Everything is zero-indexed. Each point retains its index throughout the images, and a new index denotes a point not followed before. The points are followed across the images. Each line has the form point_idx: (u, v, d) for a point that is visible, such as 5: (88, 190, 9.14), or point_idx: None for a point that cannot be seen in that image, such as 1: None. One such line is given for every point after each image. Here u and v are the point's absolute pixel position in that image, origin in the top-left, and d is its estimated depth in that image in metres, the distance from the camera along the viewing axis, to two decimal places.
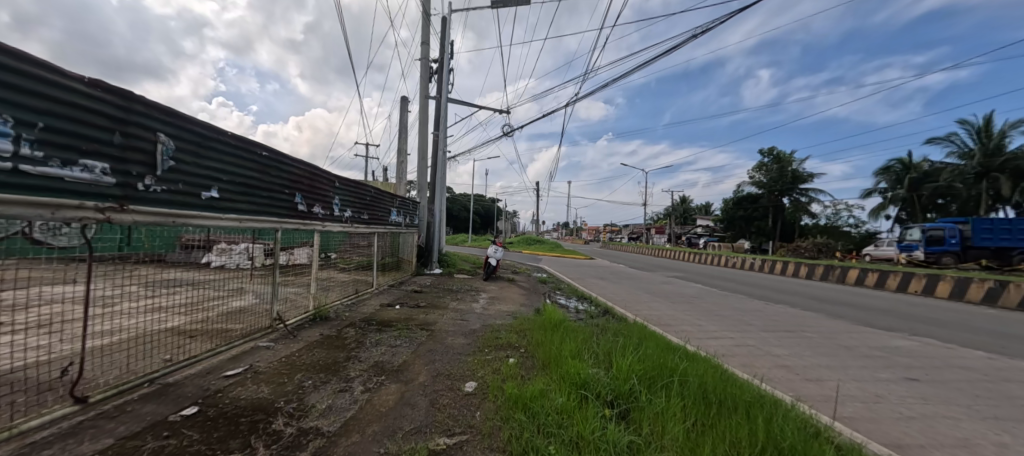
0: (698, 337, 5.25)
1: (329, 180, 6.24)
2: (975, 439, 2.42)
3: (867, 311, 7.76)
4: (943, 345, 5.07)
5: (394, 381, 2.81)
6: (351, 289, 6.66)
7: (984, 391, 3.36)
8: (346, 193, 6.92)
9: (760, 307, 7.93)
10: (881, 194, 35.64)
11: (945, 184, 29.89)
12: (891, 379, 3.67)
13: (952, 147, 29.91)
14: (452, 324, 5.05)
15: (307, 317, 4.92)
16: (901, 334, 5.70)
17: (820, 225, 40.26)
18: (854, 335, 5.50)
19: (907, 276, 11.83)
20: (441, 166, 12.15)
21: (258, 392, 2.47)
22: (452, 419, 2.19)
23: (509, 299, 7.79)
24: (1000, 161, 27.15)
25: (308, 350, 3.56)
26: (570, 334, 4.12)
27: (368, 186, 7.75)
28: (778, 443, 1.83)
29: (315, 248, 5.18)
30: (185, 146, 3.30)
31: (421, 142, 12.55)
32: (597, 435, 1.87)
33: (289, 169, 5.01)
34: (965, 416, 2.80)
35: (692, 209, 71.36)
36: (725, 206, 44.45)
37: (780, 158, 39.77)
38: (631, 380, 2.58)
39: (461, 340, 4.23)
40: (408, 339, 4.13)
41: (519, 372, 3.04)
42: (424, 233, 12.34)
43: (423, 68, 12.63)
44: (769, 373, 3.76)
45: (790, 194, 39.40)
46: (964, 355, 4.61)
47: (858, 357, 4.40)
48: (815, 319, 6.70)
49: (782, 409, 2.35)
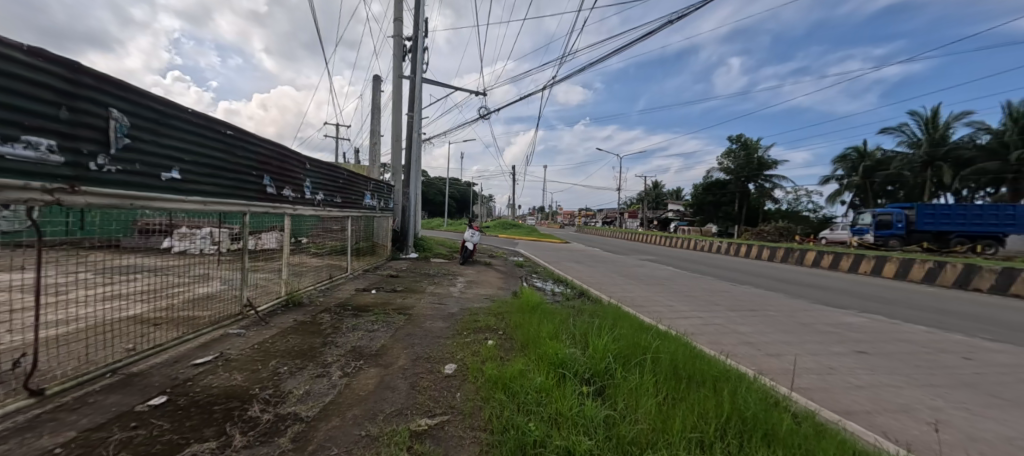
0: (669, 317, 5.49)
1: (298, 162, 5.93)
2: (914, 404, 2.67)
3: (825, 291, 8.24)
4: (887, 321, 5.52)
5: (374, 365, 2.81)
6: (325, 274, 6.55)
7: (923, 361, 3.70)
8: (318, 176, 6.66)
9: (726, 288, 8.36)
10: (839, 180, 37.65)
11: (895, 172, 31.81)
12: (843, 352, 3.97)
13: (903, 137, 31.75)
14: (430, 308, 5.06)
15: (279, 303, 4.78)
16: (852, 311, 6.13)
17: (782, 210, 42.42)
18: (812, 314, 5.87)
19: (858, 258, 12.63)
20: (416, 149, 11.91)
21: (231, 380, 2.43)
22: (433, 400, 2.23)
23: (486, 283, 7.87)
24: (943, 151, 28.92)
25: (283, 336, 3.50)
26: (548, 316, 4.20)
27: (340, 168, 7.51)
28: (743, 412, 1.95)
29: (286, 232, 5.00)
30: (144, 124, 3.10)
31: (393, 125, 12.18)
32: (575, 411, 1.94)
33: (255, 149, 4.76)
34: (906, 384, 3.07)
35: (664, 194, 73.66)
36: (695, 192, 45.78)
37: (748, 146, 41.20)
38: (607, 358, 2.68)
39: (440, 323, 4.24)
40: (386, 323, 4.12)
41: (497, 353, 3.10)
42: (400, 217, 12.15)
43: (397, 46, 12.14)
44: (735, 349, 4.00)
45: (755, 181, 41.01)
46: (906, 330, 5.01)
47: (814, 333, 4.73)
48: (777, 299, 7.10)
49: (746, 382, 2.50)
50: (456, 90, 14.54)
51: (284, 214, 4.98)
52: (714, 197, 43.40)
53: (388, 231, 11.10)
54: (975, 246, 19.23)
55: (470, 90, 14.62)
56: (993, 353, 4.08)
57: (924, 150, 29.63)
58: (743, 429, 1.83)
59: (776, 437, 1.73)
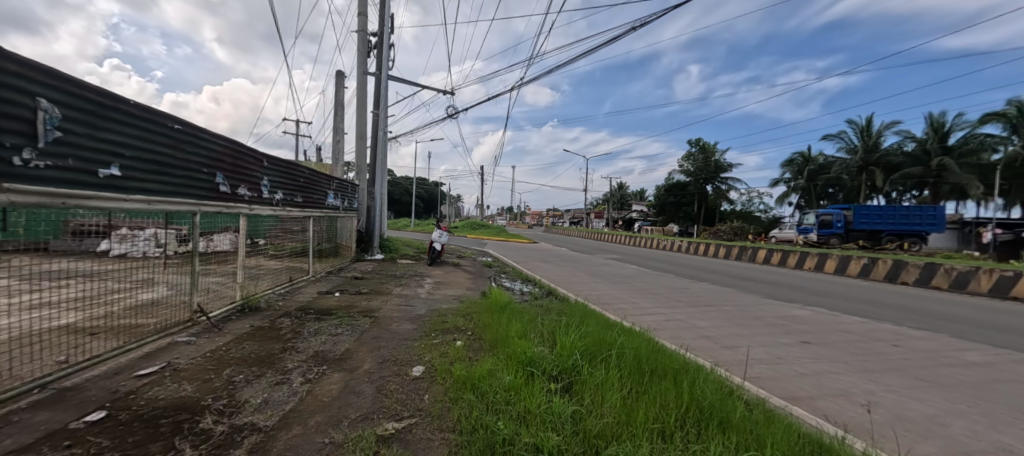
0: (634, 313, 5.67)
1: (254, 159, 5.62)
2: (850, 389, 2.91)
3: (776, 286, 8.81)
4: (828, 313, 5.98)
5: (338, 370, 2.73)
6: (284, 276, 6.26)
7: (858, 349, 4.04)
8: (276, 174, 6.34)
9: (686, 285, 8.75)
10: (786, 183, 40.33)
11: (836, 176, 34.50)
12: (790, 343, 4.26)
13: (842, 144, 34.49)
14: (395, 310, 4.96)
15: (233, 308, 4.52)
16: (798, 305, 6.59)
17: (737, 211, 44.90)
18: (763, 308, 6.26)
19: (803, 255, 13.61)
20: (381, 147, 11.63)
21: (180, 391, 2.27)
22: (400, 403, 2.19)
23: (454, 283, 7.82)
24: (876, 157, 31.68)
25: (238, 343, 3.32)
26: (516, 316, 4.23)
27: (301, 167, 7.20)
28: (700, 402, 2.05)
29: (242, 233, 4.76)
30: (79, 117, 2.84)
31: (358, 122, 11.84)
32: (542, 409, 1.96)
33: (206, 145, 4.46)
34: (845, 370, 3.34)
35: (629, 195, 76.20)
36: (657, 193, 47.46)
37: (706, 149, 43.20)
38: (574, 355, 2.73)
39: (408, 325, 4.18)
40: (351, 326, 4.00)
41: (466, 354, 3.08)
42: (365, 217, 11.82)
43: (361, 41, 11.80)
44: (694, 343, 4.19)
45: (712, 182, 43.08)
46: (845, 321, 5.45)
47: (765, 325, 5.05)
48: (732, 294, 7.51)
49: (703, 373, 2.64)
50: (424, 88, 14.34)
51: (240, 214, 4.73)
52: (675, 198, 45.27)
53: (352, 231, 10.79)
54: (903, 244, 21.16)
55: (438, 88, 14.45)
56: (916, 339, 4.52)
57: (858, 157, 32.46)
58: (700, 418, 1.92)
59: (730, 424, 1.83)
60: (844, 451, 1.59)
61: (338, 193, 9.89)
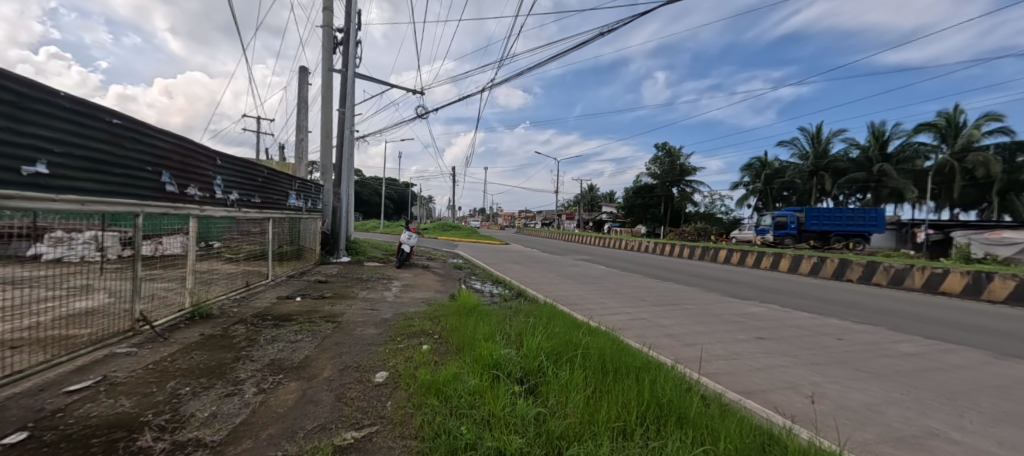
0: (601, 313, 5.78)
1: (207, 157, 5.17)
2: (798, 381, 3.09)
3: (735, 284, 9.25)
4: (781, 309, 6.35)
5: (295, 379, 2.60)
6: (239, 280, 5.97)
7: (807, 343, 4.31)
8: (231, 173, 5.87)
9: (651, 284, 9.03)
10: (745, 186, 42.61)
11: (790, 180, 36.77)
12: (746, 339, 4.48)
13: (795, 150, 36.84)
14: (360, 315, 4.82)
15: (182, 315, 4.24)
16: (755, 302, 6.95)
17: (701, 212, 46.93)
18: (723, 305, 6.55)
19: (759, 255, 14.39)
20: (347, 145, 11.33)
21: (116, 407, 2.09)
22: (361, 411, 2.11)
23: (423, 286, 7.71)
24: (826, 162, 34.42)
25: (185, 353, 3.10)
26: (484, 318, 4.21)
27: (260, 165, 6.75)
28: (660, 399, 2.11)
29: (192, 235, 4.54)
30: (1, 110, 2.44)
31: (323, 120, 11.47)
32: (506, 411, 1.95)
33: (151, 141, 4.03)
34: (794, 364, 3.55)
35: (599, 197, 78.22)
36: (626, 195, 48.79)
37: (671, 153, 44.93)
38: (540, 357, 2.74)
39: (372, 330, 4.06)
40: (311, 332, 3.85)
41: (431, 358, 3.03)
42: (330, 219, 11.47)
43: (326, 37, 11.46)
44: (657, 341, 4.32)
45: (678, 185, 44.84)
46: (796, 317, 5.79)
47: (724, 323, 5.29)
48: (694, 293, 7.81)
49: (664, 371, 2.71)
50: (393, 87, 14.12)
51: (190, 216, 4.51)
52: (643, 200, 46.72)
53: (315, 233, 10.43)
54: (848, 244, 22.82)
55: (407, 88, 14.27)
56: (858, 333, 4.89)
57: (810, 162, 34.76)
58: (660, 414, 1.96)
59: (688, 419, 1.89)
60: (791, 440, 1.68)
61: (303, 194, 9.52)
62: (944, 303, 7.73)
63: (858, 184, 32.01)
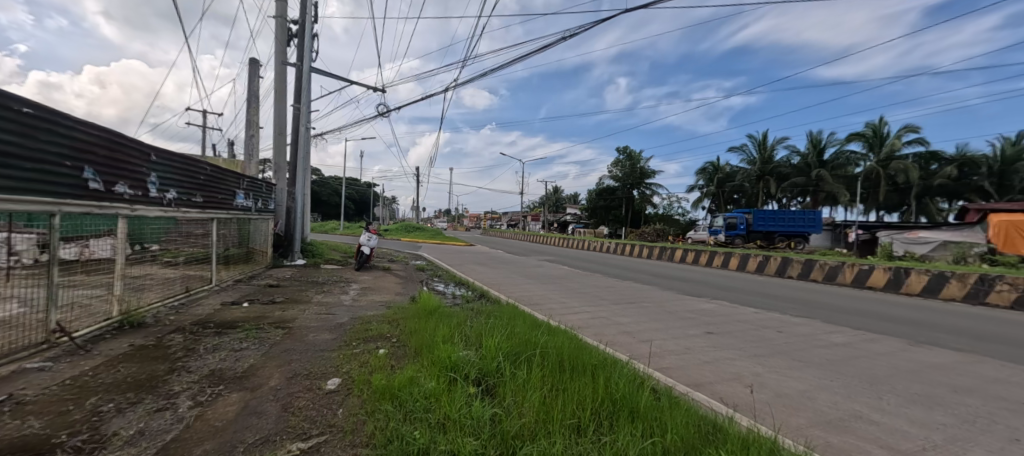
0: (561, 312, 5.89)
1: (139, 152, 4.75)
2: (742, 372, 3.29)
3: (689, 282, 9.73)
4: (729, 305, 6.76)
5: (237, 390, 2.43)
6: (178, 286, 5.55)
7: (751, 336, 4.61)
8: (168, 170, 5.42)
9: (611, 283, 9.32)
10: (699, 189, 45.05)
11: (739, 183, 39.26)
12: (697, 334, 4.73)
13: (743, 156, 39.43)
14: (314, 319, 4.62)
15: (109, 325, 3.90)
16: (706, 299, 7.35)
17: (660, 214, 49.08)
18: (677, 303, 6.88)
19: (710, 254, 15.27)
20: (303, 143, 10.86)
21: (23, 429, 1.86)
22: (309, 421, 2.01)
23: (383, 288, 7.53)
24: (770, 167, 36.80)
25: (111, 366, 2.83)
26: (444, 320, 4.15)
27: (202, 162, 6.27)
28: (614, 394, 2.17)
29: (121, 237, 4.15)
30: None
31: (276, 117, 10.91)
32: (462, 414, 1.93)
33: (70, 134, 3.64)
34: (739, 356, 3.79)
35: (563, 199, 80.01)
36: (590, 197, 50.09)
37: (632, 157, 46.69)
38: (498, 357, 2.74)
39: (326, 335, 3.91)
40: (258, 340, 3.64)
41: (388, 362, 2.94)
42: (283, 220, 10.97)
43: (280, 28, 10.96)
44: (615, 339, 4.45)
45: (638, 187, 46.68)
46: (743, 312, 6.18)
47: (678, 319, 5.55)
48: (651, 291, 8.14)
49: (619, 367, 2.80)
50: (352, 83, 13.73)
51: (118, 216, 4.12)
52: (606, 201, 48.19)
53: (267, 234, 9.90)
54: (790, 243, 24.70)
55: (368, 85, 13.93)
56: (796, 325, 5.29)
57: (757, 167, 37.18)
58: (612, 410, 2.01)
59: (639, 413, 1.95)
60: (733, 428, 1.77)
61: (251, 194, 8.97)
62: (871, 296, 8.50)
63: (800, 188, 34.75)
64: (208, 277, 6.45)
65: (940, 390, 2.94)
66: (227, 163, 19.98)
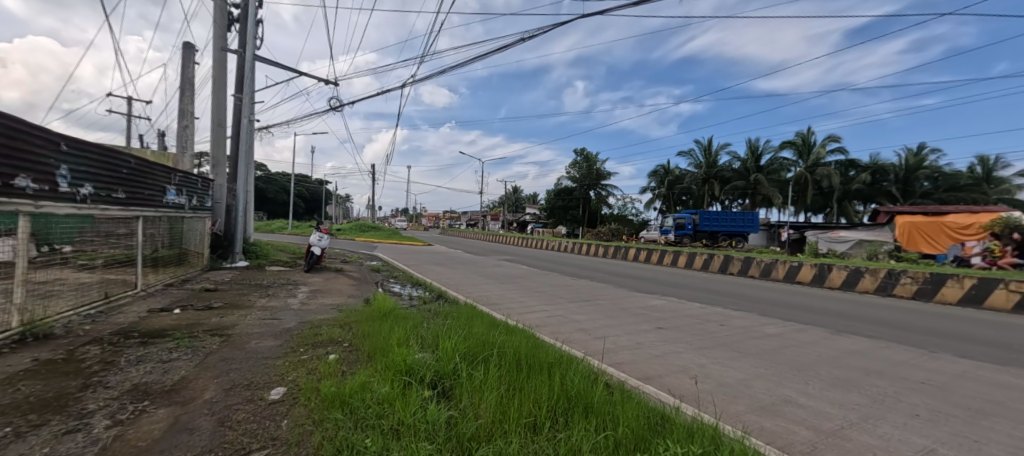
0: (519, 312, 5.97)
1: (47, 141, 4.15)
2: (687, 364, 3.52)
3: (642, 280, 10.21)
4: (678, 301, 7.19)
5: (165, 405, 2.24)
6: (95, 291, 5.11)
7: (697, 330, 4.94)
8: (85, 162, 4.81)
9: (567, 282, 9.57)
10: (651, 190, 47.30)
11: (686, 186, 41.62)
12: (649, 329, 4.99)
13: (690, 159, 41.85)
14: (257, 325, 4.36)
15: (7, 337, 3.44)
16: (658, 295, 7.75)
17: (614, 214, 51.05)
18: (631, 299, 7.20)
19: (660, 252, 16.12)
20: (245, 135, 10.15)
21: None
22: (249, 435, 1.89)
23: (335, 291, 7.24)
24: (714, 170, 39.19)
25: (8, 385, 2.49)
26: (399, 322, 4.07)
27: (124, 153, 5.64)
28: (568, 391, 2.24)
29: (25, 237, 3.75)
30: None
31: (213, 107, 10.15)
32: (417, 418, 1.91)
33: None
34: (686, 349, 4.04)
35: (522, 198, 80.93)
36: (549, 197, 50.95)
37: (588, 159, 48.08)
38: (455, 359, 2.73)
39: (270, 342, 3.70)
40: (191, 349, 3.37)
41: (339, 368, 2.84)
42: (223, 218, 10.23)
43: (218, 11, 10.16)
44: (571, 336, 4.59)
45: (595, 188, 48.19)
46: (690, 307, 6.60)
47: (631, 315, 5.81)
48: (606, 289, 8.45)
49: (574, 364, 2.88)
50: (301, 75, 13.03)
51: (19, 213, 3.65)
52: (564, 201, 49.22)
53: (203, 234, 9.22)
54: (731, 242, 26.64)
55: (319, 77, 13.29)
56: (736, 318, 5.74)
57: (702, 170, 39.65)
58: (566, 407, 2.08)
59: (592, 409, 2.03)
60: (678, 418, 1.89)
61: (185, 190, 8.21)
62: (800, 291, 9.39)
63: (740, 191, 37.60)
64: (130, 281, 5.90)
65: (855, 373, 3.32)
66: (154, 155, 18.07)
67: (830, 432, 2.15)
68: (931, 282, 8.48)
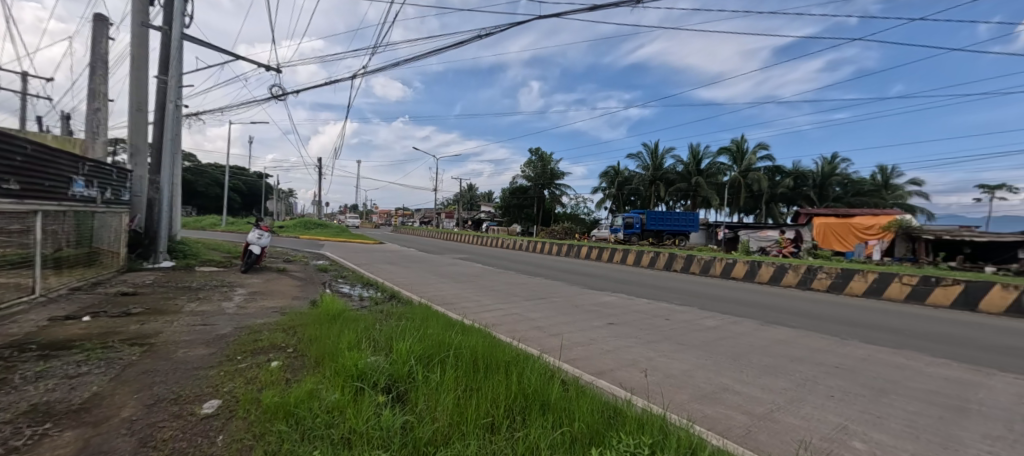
0: (475, 311, 5.99)
1: None
2: (637, 357, 3.74)
3: (594, 277, 10.61)
4: (627, 297, 7.58)
5: (74, 427, 2.01)
6: None
7: (645, 324, 5.25)
8: None
9: (522, 280, 9.71)
10: (602, 191, 49.07)
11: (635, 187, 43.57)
12: (601, 325, 5.22)
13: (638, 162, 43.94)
14: (186, 332, 4.01)
15: None
16: (609, 292, 8.10)
17: (568, 213, 52.47)
18: (584, 296, 7.48)
19: (609, 251, 16.83)
20: (171, 120, 9.22)
21: None
22: (180, 453, 1.75)
23: (277, 292, 6.83)
24: (661, 173, 41.16)
25: None
26: (349, 325, 3.93)
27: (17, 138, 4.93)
28: (525, 389, 2.31)
29: None
30: None
31: (132, 88, 9.15)
32: (370, 425, 1.87)
33: None
34: (636, 343, 4.29)
35: (478, 195, 80.50)
36: (505, 196, 51.19)
37: (543, 158, 48.92)
38: (409, 361, 2.70)
39: (201, 350, 3.42)
40: (105, 362, 3.03)
41: (282, 376, 2.70)
42: (143, 214, 9.29)
43: None
44: (527, 334, 4.68)
45: (549, 188, 49.20)
46: (638, 303, 6.97)
47: (584, 312, 6.04)
48: (560, 287, 8.69)
49: (531, 362, 2.96)
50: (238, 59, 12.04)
51: None
52: (519, 200, 49.71)
53: (118, 232, 8.26)
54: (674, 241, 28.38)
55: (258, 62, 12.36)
56: (680, 312, 6.17)
57: (650, 172, 41.61)
58: (522, 405, 2.14)
59: (548, 406, 2.12)
60: (629, 410, 2.02)
61: (95, 180, 7.27)
62: (735, 286, 10.26)
63: (683, 193, 40.19)
64: (29, 286, 5.18)
65: (782, 360, 3.71)
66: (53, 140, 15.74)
67: (762, 415, 2.39)
68: (841, 276, 9.64)
